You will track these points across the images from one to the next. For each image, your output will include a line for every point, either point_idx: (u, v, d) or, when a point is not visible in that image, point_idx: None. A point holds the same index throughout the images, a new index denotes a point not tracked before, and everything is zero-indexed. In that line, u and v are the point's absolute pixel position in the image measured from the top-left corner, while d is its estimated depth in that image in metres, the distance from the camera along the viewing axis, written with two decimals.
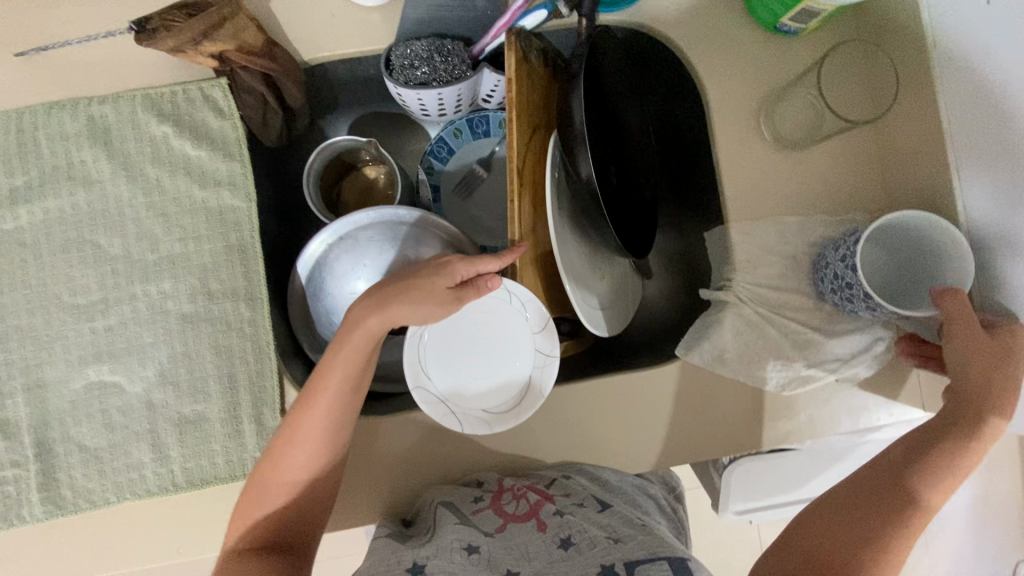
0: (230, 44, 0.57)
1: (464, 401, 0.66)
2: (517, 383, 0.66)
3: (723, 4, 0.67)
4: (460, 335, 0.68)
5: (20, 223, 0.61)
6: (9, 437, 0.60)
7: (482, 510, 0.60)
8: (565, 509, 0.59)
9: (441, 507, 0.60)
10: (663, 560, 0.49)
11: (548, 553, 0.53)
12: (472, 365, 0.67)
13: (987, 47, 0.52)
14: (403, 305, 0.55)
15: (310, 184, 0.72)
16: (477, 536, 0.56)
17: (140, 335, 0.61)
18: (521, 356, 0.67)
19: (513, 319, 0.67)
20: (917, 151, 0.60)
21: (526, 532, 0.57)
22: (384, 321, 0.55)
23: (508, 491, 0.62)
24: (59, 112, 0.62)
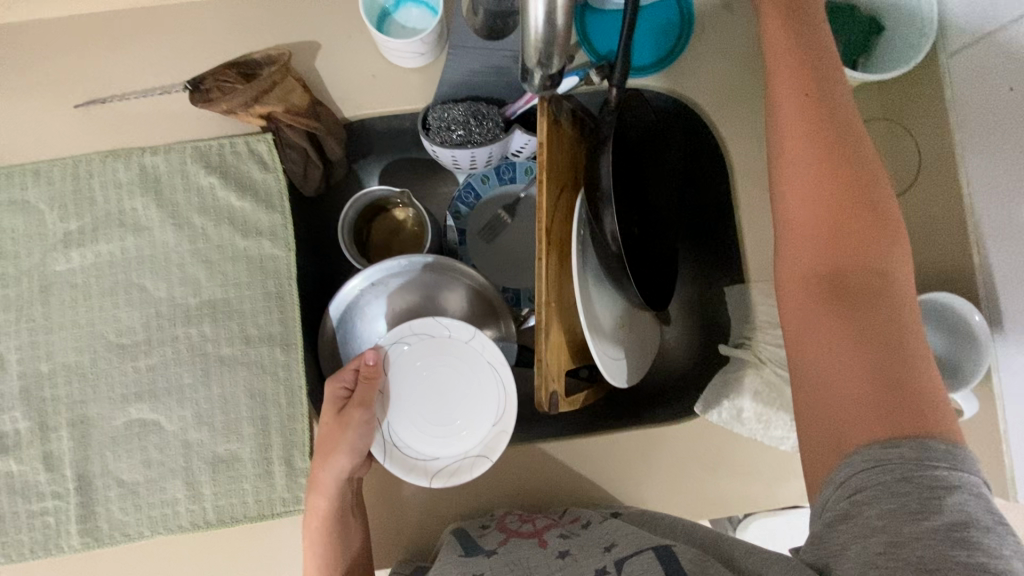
0: (278, 107, 0.62)
1: (466, 444, 0.66)
2: (490, 412, 0.68)
3: (749, 73, 0.70)
4: (415, 395, 0.68)
5: (72, 265, 0.65)
6: (52, 470, 0.63)
7: (488, 532, 0.62)
8: (568, 530, 0.60)
9: (450, 534, 0.62)
10: (648, 550, 0.51)
11: (547, 565, 0.54)
12: (443, 416, 0.67)
13: (1009, 132, 0.54)
14: (328, 436, 0.62)
15: (345, 232, 0.75)
16: (478, 558, 0.56)
17: (180, 375, 0.64)
18: (478, 380, 0.68)
19: (448, 354, 0.69)
20: (933, 228, 0.63)
21: (527, 547, 0.58)
22: (331, 446, 0.62)
23: (515, 517, 0.64)
24: (113, 161, 0.65)
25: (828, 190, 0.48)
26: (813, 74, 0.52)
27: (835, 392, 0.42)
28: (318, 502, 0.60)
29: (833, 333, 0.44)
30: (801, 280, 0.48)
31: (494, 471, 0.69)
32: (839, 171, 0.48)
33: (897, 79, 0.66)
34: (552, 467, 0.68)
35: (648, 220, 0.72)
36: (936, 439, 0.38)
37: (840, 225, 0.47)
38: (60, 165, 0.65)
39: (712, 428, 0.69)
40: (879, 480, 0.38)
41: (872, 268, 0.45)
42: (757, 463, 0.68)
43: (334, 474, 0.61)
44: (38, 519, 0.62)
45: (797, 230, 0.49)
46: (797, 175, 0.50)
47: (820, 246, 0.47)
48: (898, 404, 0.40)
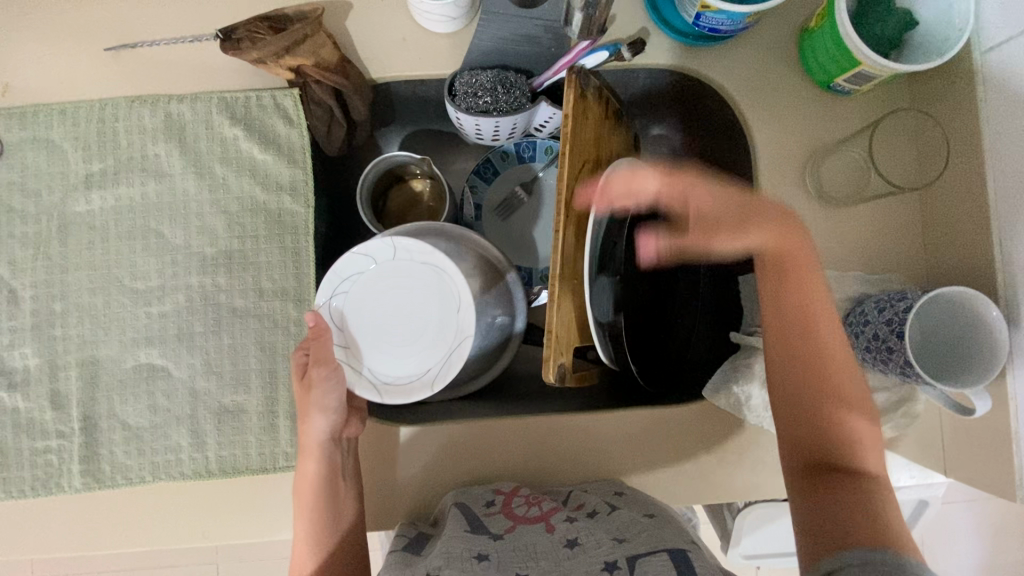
0: (309, 60, 0.62)
1: (444, 343, 0.66)
2: (451, 304, 0.66)
3: (779, 57, 0.69)
4: (373, 331, 0.65)
5: (92, 206, 0.65)
6: (60, 408, 0.63)
7: (494, 513, 0.61)
8: (575, 517, 0.60)
9: (454, 509, 0.61)
10: (663, 552, 0.53)
11: (555, 553, 0.55)
12: (414, 331, 0.66)
13: None
14: (307, 398, 0.62)
15: (362, 195, 0.75)
16: (484, 542, 0.57)
17: (192, 323, 0.64)
18: (426, 287, 0.66)
19: (386, 276, 0.66)
20: (957, 227, 0.62)
21: (533, 533, 0.58)
22: (308, 407, 0.61)
23: (520, 496, 0.63)
24: (139, 106, 0.65)
25: (805, 372, 0.58)
26: (801, 258, 0.61)
27: (832, 519, 0.53)
28: (310, 466, 0.61)
29: (831, 507, 0.54)
30: (794, 451, 0.58)
31: (498, 442, 0.68)
32: (811, 348, 0.59)
33: (928, 73, 0.65)
34: (555, 441, 0.68)
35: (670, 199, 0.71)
36: (905, 552, 0.49)
37: (817, 408, 0.58)
38: (86, 106, 0.65)
39: (718, 412, 0.68)
40: (867, 567, 0.48)
41: (844, 435, 0.57)
42: (761, 452, 0.68)
43: (318, 433, 0.61)
44: (41, 457, 0.62)
45: (789, 401, 0.59)
46: (794, 353, 0.59)
47: (805, 425, 0.58)
48: (892, 537, 0.50)
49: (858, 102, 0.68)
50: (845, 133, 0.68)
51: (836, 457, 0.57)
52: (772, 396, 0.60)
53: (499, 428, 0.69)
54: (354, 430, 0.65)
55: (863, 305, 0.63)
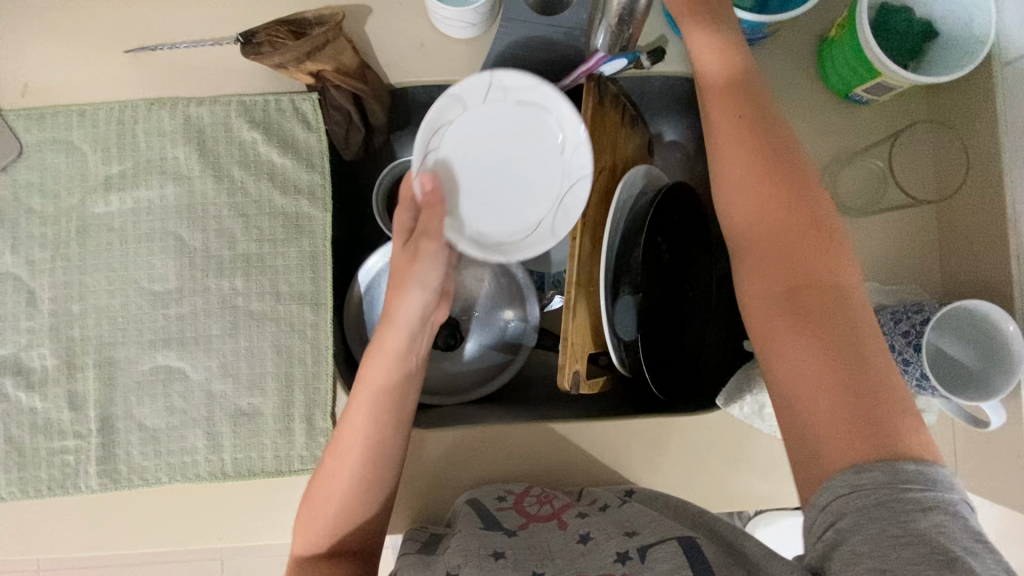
0: (329, 65, 0.62)
1: (556, 187, 0.65)
2: (559, 164, 0.65)
3: (797, 67, 0.69)
4: (472, 167, 0.65)
5: (111, 209, 0.65)
6: (77, 408, 0.63)
7: (506, 509, 0.62)
8: (587, 512, 0.61)
9: (467, 506, 0.62)
10: (673, 540, 0.52)
11: (568, 549, 0.56)
12: (511, 188, 0.65)
13: None
14: (406, 274, 0.59)
15: (378, 199, 0.75)
16: (499, 539, 0.57)
17: (209, 326, 0.65)
18: (537, 148, 0.65)
19: (492, 135, 0.65)
20: (973, 239, 0.62)
21: (547, 531, 0.59)
22: (404, 287, 0.59)
23: (532, 495, 0.64)
24: (159, 109, 0.66)
25: (776, 219, 0.51)
26: (776, 164, 0.53)
27: (813, 405, 0.45)
28: (394, 338, 0.59)
29: (794, 331, 0.47)
30: (763, 287, 0.50)
31: (512, 447, 0.69)
32: (779, 221, 0.51)
33: (949, 85, 0.65)
34: (569, 447, 0.69)
35: (686, 209, 0.71)
36: (908, 462, 0.41)
37: (793, 266, 0.49)
38: (106, 108, 0.65)
39: (732, 420, 0.69)
40: (860, 506, 0.40)
41: (833, 288, 0.48)
42: (774, 460, 0.68)
43: (413, 309, 0.59)
44: (58, 457, 0.63)
45: (755, 279, 0.51)
46: (758, 244, 0.52)
47: (775, 282, 0.50)
48: (871, 424, 0.43)
49: (877, 112, 0.68)
50: (862, 144, 0.69)
51: (825, 301, 0.48)
52: (737, 245, 0.54)
53: (514, 433, 0.69)
54: (441, 317, 0.64)
55: (876, 316, 0.62)
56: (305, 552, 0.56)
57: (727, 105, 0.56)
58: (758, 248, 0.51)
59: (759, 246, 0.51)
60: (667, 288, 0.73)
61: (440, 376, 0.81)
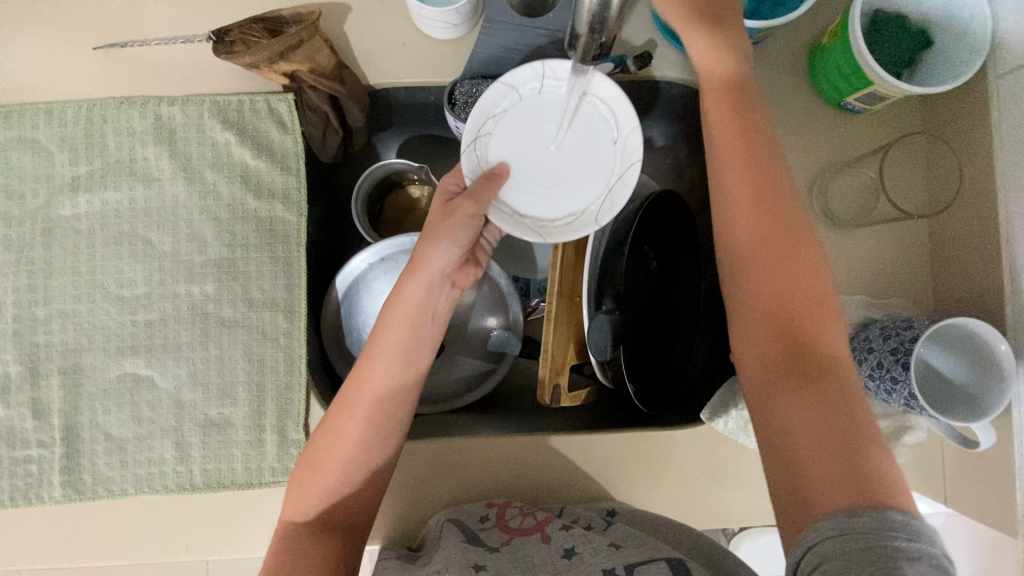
0: (304, 65, 0.60)
1: (604, 175, 0.60)
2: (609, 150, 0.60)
3: (788, 74, 0.67)
4: (516, 150, 0.60)
5: (78, 211, 0.63)
6: (40, 417, 0.61)
7: (488, 527, 0.60)
8: (571, 525, 0.59)
9: (447, 523, 0.60)
10: (662, 561, 0.51)
11: (552, 564, 0.54)
12: (558, 177, 0.60)
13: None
14: (432, 235, 0.58)
15: (357, 202, 0.73)
16: (480, 553, 0.56)
17: (178, 333, 0.63)
18: (586, 133, 0.61)
19: (540, 118, 0.61)
20: (964, 252, 0.61)
21: (530, 545, 0.57)
22: (430, 245, 0.58)
23: (515, 507, 0.62)
24: (129, 108, 0.63)
25: (772, 253, 0.51)
26: (773, 196, 0.52)
27: (804, 457, 0.44)
28: (416, 289, 0.58)
29: (789, 388, 0.47)
30: (758, 340, 0.50)
31: (492, 460, 0.67)
32: (775, 257, 0.51)
33: (943, 95, 0.63)
34: (550, 461, 0.67)
35: (673, 219, 0.70)
36: (894, 510, 0.39)
37: (788, 319, 0.49)
38: (74, 107, 0.63)
39: (717, 436, 0.67)
40: (845, 550, 0.38)
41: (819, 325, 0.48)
42: (759, 477, 0.66)
43: (439, 259, 0.58)
44: (20, 467, 0.61)
45: (750, 327, 0.50)
46: (755, 287, 0.51)
47: (768, 334, 0.49)
48: (857, 474, 0.41)
49: (869, 122, 0.67)
50: (853, 154, 0.67)
51: (812, 343, 0.48)
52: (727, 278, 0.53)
53: (494, 446, 0.67)
54: (467, 280, 0.62)
55: (866, 332, 0.61)
56: (291, 519, 0.53)
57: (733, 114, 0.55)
58: (753, 296, 0.51)
59: (756, 288, 0.51)
60: (653, 300, 0.72)
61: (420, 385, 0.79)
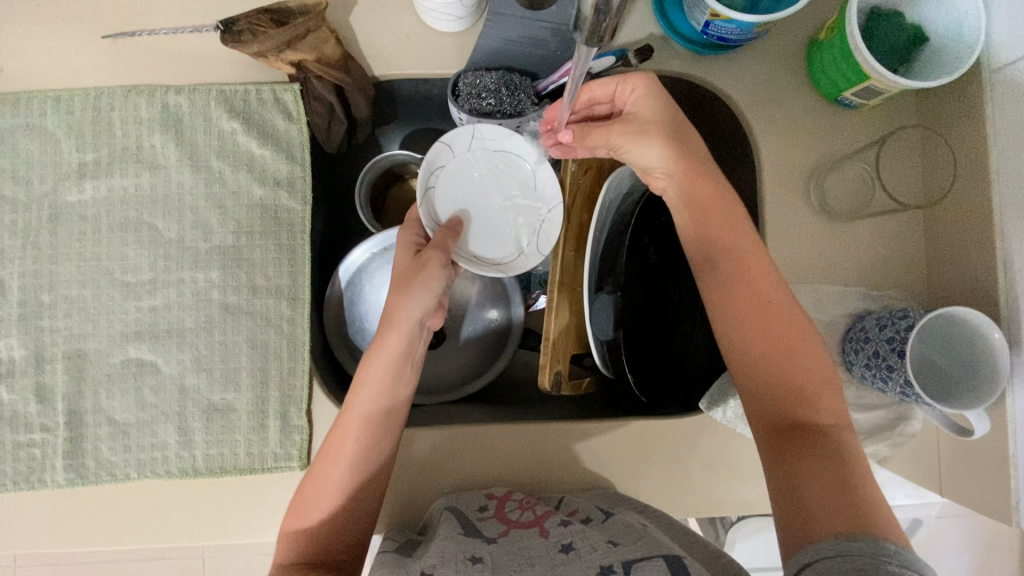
0: (310, 55, 0.61)
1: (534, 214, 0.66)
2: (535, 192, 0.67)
3: (787, 69, 0.68)
4: (462, 201, 0.66)
5: (84, 197, 0.64)
6: (44, 401, 0.62)
7: (486, 518, 0.60)
8: (570, 520, 0.59)
9: (447, 512, 0.60)
10: (659, 557, 0.50)
11: (549, 557, 0.53)
12: (499, 222, 0.66)
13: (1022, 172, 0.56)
14: (405, 288, 0.58)
15: (361, 193, 0.73)
16: (478, 545, 0.55)
17: (183, 319, 0.63)
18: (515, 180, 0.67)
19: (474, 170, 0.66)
20: (960, 243, 0.62)
21: (528, 537, 0.57)
22: (407, 294, 0.58)
23: (514, 502, 0.63)
24: (136, 96, 0.64)
25: (753, 296, 0.51)
26: (740, 239, 0.53)
27: (810, 507, 0.43)
28: (396, 339, 0.58)
29: (795, 450, 0.46)
30: (758, 397, 0.50)
31: (493, 449, 0.67)
32: (756, 298, 0.51)
33: (939, 89, 0.65)
34: (550, 449, 0.68)
35: (673, 212, 0.71)
36: (889, 540, 0.40)
37: (786, 378, 0.49)
38: (82, 95, 0.64)
39: (716, 425, 0.68)
40: (842, 570, 0.39)
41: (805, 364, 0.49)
42: (757, 466, 0.67)
43: (414, 312, 0.58)
44: (24, 451, 0.61)
45: (751, 386, 0.50)
46: (750, 343, 0.50)
47: (770, 399, 0.49)
48: (856, 515, 0.42)
49: (866, 116, 0.68)
50: (851, 147, 0.68)
51: (802, 381, 0.49)
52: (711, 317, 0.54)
53: (495, 435, 0.68)
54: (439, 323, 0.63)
55: (863, 322, 0.63)
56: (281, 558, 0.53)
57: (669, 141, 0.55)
58: (750, 351, 0.50)
59: (751, 339, 0.50)
60: (652, 291, 0.72)
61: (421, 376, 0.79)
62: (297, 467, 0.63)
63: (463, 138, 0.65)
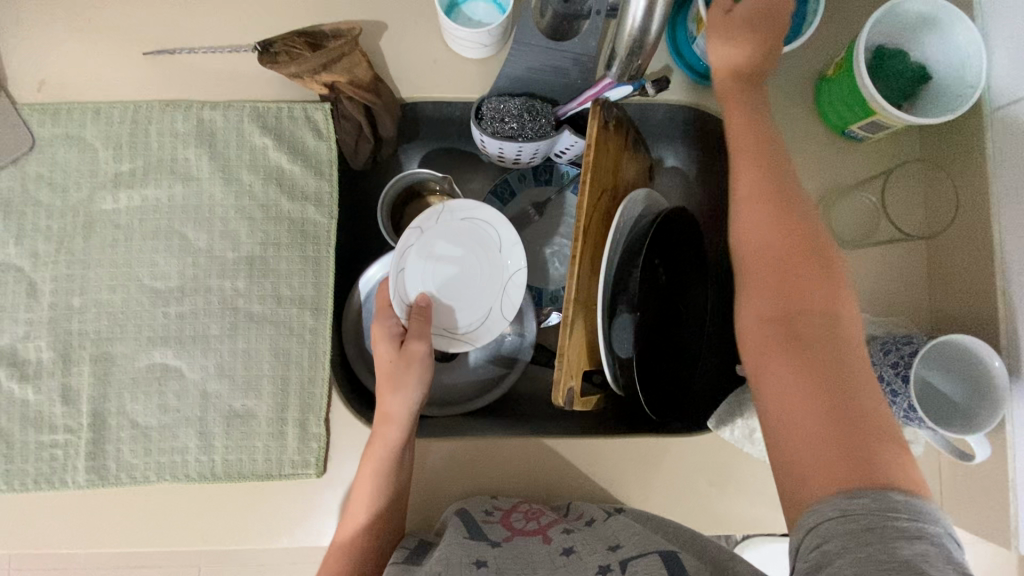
0: (344, 77, 0.63)
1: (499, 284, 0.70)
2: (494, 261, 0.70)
3: (796, 102, 0.71)
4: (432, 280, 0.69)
5: (118, 205, 0.66)
6: (70, 403, 0.63)
7: (492, 523, 0.61)
8: (572, 528, 0.60)
9: (455, 517, 0.62)
10: (654, 554, 0.52)
11: (551, 560, 0.54)
12: (475, 297, 0.70)
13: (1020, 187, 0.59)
14: (398, 380, 0.64)
15: (382, 208, 0.76)
16: (483, 548, 0.56)
17: (208, 326, 0.65)
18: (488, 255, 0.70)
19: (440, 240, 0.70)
20: (961, 274, 0.64)
21: (531, 543, 0.58)
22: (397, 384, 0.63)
23: (520, 512, 0.63)
24: (173, 111, 0.67)
25: (778, 247, 0.52)
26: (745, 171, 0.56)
27: (803, 435, 0.44)
28: (389, 431, 0.62)
29: (787, 363, 0.47)
30: (757, 311, 0.50)
31: (506, 461, 0.69)
32: (766, 219, 0.53)
33: (943, 127, 0.67)
34: (562, 463, 0.69)
35: (685, 234, 0.73)
36: (898, 491, 0.41)
37: (789, 294, 0.50)
38: (121, 108, 0.66)
39: (723, 445, 0.69)
40: (847, 531, 0.40)
41: (823, 314, 0.48)
42: (763, 485, 0.68)
43: (403, 405, 0.63)
44: (47, 451, 0.63)
45: (752, 297, 0.51)
46: (755, 262, 0.52)
47: (772, 312, 0.50)
48: (857, 451, 0.42)
49: (871, 149, 0.71)
50: (856, 179, 0.71)
51: (804, 301, 0.49)
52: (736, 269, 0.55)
53: (508, 448, 0.69)
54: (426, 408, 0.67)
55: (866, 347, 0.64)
56: None
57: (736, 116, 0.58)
58: (757, 267, 0.52)
59: (758, 255, 0.52)
60: (662, 311, 0.75)
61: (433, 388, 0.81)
62: (314, 474, 0.64)
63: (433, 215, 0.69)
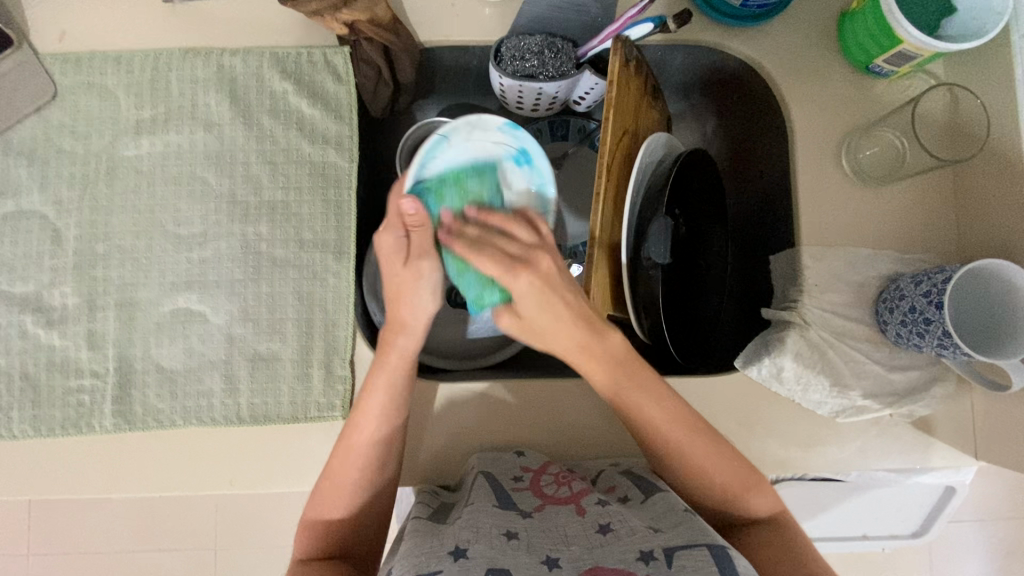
0: (364, 16, 0.62)
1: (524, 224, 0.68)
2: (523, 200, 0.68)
3: (816, 38, 0.70)
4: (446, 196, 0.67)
5: (141, 151, 0.66)
6: (95, 347, 0.63)
7: (521, 488, 0.60)
8: (608, 501, 0.57)
9: (481, 477, 0.60)
10: (702, 549, 0.49)
11: (586, 538, 0.52)
12: None
13: None
14: (413, 295, 0.62)
15: (401, 159, 0.76)
16: (513, 519, 0.55)
17: (231, 270, 0.65)
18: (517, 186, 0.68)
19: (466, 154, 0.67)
20: (990, 203, 0.64)
21: (564, 515, 0.56)
22: (410, 310, 0.62)
23: (550, 475, 0.62)
24: (193, 58, 0.67)
25: (684, 418, 0.58)
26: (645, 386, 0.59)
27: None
28: (401, 355, 0.61)
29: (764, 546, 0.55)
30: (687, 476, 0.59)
31: (528, 406, 0.67)
32: (685, 436, 0.58)
33: (969, 55, 0.66)
34: (585, 408, 0.68)
35: (706, 181, 0.72)
36: None
37: (707, 466, 0.58)
38: (141, 55, 0.66)
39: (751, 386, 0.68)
40: None
41: (740, 471, 0.58)
42: (793, 426, 0.66)
43: (421, 316, 0.62)
44: (74, 396, 0.63)
45: (690, 460, 0.58)
46: (676, 436, 0.58)
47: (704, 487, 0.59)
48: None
49: (893, 83, 0.70)
50: (879, 114, 0.70)
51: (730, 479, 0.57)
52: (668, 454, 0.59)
53: (532, 394, 0.68)
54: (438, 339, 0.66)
55: (900, 282, 0.63)
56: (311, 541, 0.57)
57: (666, 412, 0.58)
58: (683, 443, 0.58)
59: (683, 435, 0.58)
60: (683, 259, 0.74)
61: (454, 341, 0.80)
62: (339, 417, 0.63)
63: (463, 129, 0.66)
